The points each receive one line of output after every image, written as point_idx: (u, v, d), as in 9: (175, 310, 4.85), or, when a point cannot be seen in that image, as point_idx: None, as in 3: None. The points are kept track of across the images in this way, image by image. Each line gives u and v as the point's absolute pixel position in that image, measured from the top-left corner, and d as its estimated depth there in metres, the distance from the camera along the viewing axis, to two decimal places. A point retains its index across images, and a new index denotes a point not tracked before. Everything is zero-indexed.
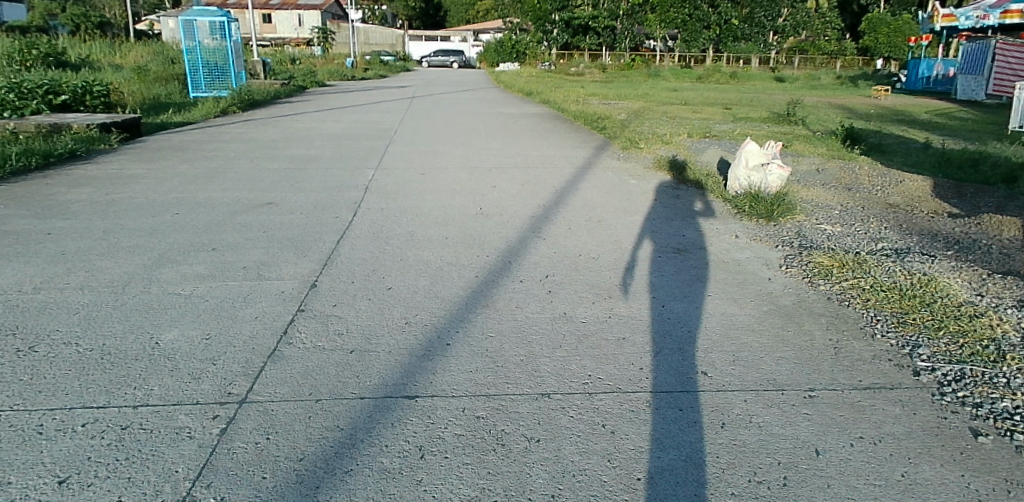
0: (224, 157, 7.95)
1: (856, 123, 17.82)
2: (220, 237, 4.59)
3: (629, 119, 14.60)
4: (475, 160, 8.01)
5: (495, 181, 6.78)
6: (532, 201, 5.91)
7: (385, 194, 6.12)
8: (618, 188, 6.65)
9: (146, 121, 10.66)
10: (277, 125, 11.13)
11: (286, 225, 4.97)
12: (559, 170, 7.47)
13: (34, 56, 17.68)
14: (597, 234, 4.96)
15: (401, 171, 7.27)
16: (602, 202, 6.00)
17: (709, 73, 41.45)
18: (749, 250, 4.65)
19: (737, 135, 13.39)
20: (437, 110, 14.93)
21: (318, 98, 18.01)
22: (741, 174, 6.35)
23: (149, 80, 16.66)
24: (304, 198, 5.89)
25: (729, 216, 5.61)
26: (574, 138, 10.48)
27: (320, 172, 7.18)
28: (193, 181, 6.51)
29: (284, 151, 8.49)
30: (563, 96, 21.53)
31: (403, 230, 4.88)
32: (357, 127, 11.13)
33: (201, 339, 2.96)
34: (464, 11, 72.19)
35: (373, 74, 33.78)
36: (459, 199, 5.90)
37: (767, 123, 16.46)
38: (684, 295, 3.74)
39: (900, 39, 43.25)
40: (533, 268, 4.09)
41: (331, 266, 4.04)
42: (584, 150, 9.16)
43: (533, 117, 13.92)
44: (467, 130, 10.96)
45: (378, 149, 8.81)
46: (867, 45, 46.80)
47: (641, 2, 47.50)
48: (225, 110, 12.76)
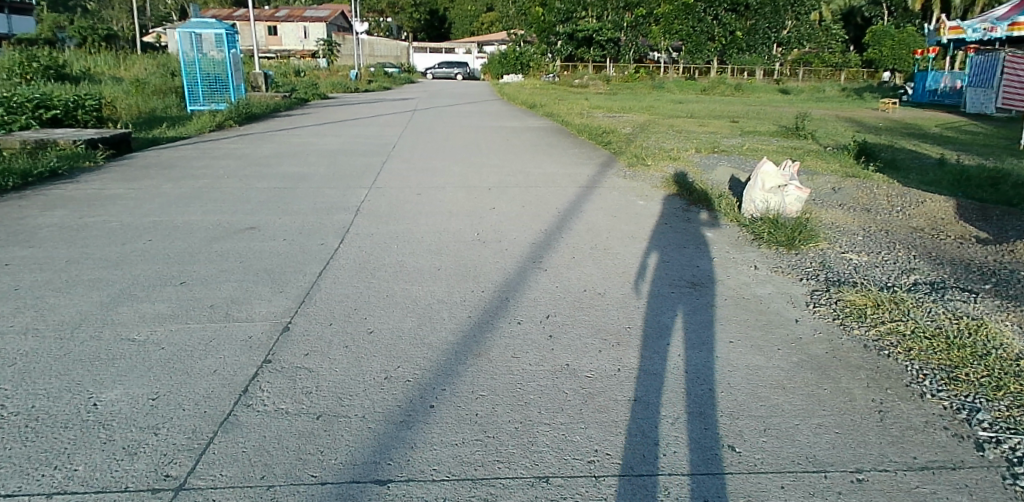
0: (213, 175, 7.61)
1: (867, 137, 17.40)
2: (192, 268, 4.21)
3: (634, 133, 14.24)
4: (475, 178, 7.64)
5: (494, 202, 6.42)
6: (533, 225, 5.53)
7: (377, 216, 5.76)
8: (624, 210, 6.27)
9: (137, 136, 10.37)
10: (273, 140, 10.81)
11: (266, 254, 4.59)
12: (562, 190, 7.10)
13: (34, 68, 17.56)
14: (603, 264, 4.56)
15: (395, 190, 6.91)
16: (608, 227, 5.62)
17: (714, 85, 41.16)
18: (771, 284, 4.24)
19: (747, 149, 13.00)
20: (438, 124, 14.61)
21: (318, 111, 17.75)
22: (757, 196, 5.94)
23: (147, 94, 16.43)
24: (289, 222, 5.53)
25: (745, 243, 5.20)
26: (578, 154, 10.10)
27: (310, 191, 6.81)
28: (174, 203, 6.16)
29: (276, 169, 8.15)
30: (567, 108, 21.23)
31: (393, 259, 4.50)
32: (355, 142, 10.80)
33: (147, 402, 2.56)
34: (468, 23, 72.39)
35: (376, 86, 33.69)
36: (455, 223, 5.52)
37: (776, 136, 16.06)
38: (700, 341, 3.32)
39: (905, 51, 42.89)
40: (532, 307, 3.69)
41: (310, 303, 3.65)
42: (588, 167, 8.78)
43: (536, 131, 13.57)
44: (467, 145, 10.62)
45: (374, 166, 8.45)
46: (872, 57, 46.50)
47: (645, 13, 47.20)
48: (221, 124, 12.46)
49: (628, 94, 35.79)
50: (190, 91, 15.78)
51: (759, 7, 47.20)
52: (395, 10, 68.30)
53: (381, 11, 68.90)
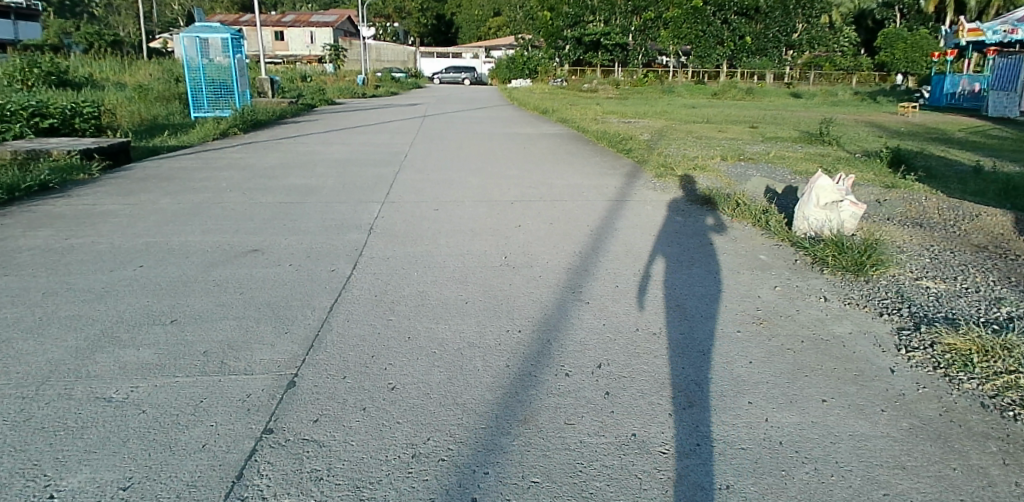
0: (215, 188, 7.14)
1: (892, 143, 16.75)
2: (189, 301, 3.72)
3: (654, 140, 13.69)
4: (495, 190, 7.13)
5: (518, 217, 5.93)
6: (565, 246, 4.99)
7: (393, 237, 5.23)
8: (661, 228, 5.74)
9: (137, 145, 9.93)
10: (279, 149, 10.33)
11: (271, 283, 4.08)
12: (591, 204, 6.57)
13: (36, 75, 17.27)
14: (651, 295, 4.01)
15: (411, 205, 6.41)
16: (647, 247, 5.09)
17: (725, 89, 40.61)
18: (848, 321, 3.68)
19: (773, 157, 12.40)
20: (450, 131, 14.11)
21: (326, 118, 17.30)
22: (810, 213, 5.39)
23: (151, 100, 16.02)
24: (298, 243, 5.02)
25: (804, 269, 4.63)
26: (600, 163, 9.55)
27: (320, 206, 6.33)
28: (173, 219, 5.68)
29: (284, 180, 7.68)
30: (579, 113, 20.70)
31: (413, 290, 3.97)
32: (365, 151, 10.30)
33: (116, 495, 2.03)
34: (475, 28, 72.13)
35: (384, 91, 33.33)
36: (478, 244, 4.98)
37: (799, 142, 15.44)
38: (785, 398, 2.77)
39: (918, 54, 42.14)
40: (579, 353, 3.14)
41: (319, 350, 3.12)
42: (613, 178, 8.23)
43: (552, 138, 13.04)
44: (482, 154, 10.11)
45: (387, 177, 7.95)
46: (884, 60, 45.82)
47: (654, 17, 46.98)
48: (225, 131, 12.01)
49: (639, 98, 35.26)
50: (193, 97, 15.41)
51: (769, 10, 46.45)
52: (402, 15, 68.10)
53: (388, 16, 68.60)
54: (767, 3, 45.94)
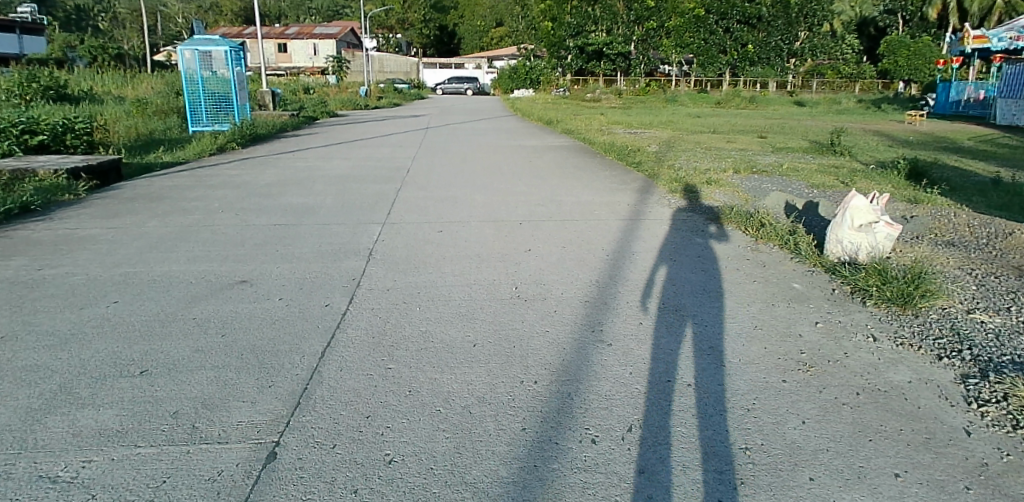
0: (207, 208, 6.78)
1: (905, 152, 16.32)
2: (163, 346, 3.32)
3: (662, 152, 13.33)
4: (503, 209, 6.74)
5: (528, 240, 5.55)
6: (581, 274, 4.59)
7: (394, 264, 4.84)
8: (682, 251, 5.33)
9: (130, 162, 9.61)
10: (277, 165, 9.99)
11: (257, 321, 3.67)
12: (604, 224, 6.17)
13: (34, 89, 17.07)
14: (679, 334, 3.60)
15: (414, 227, 6.03)
16: (668, 275, 4.69)
17: (729, 98, 40.35)
18: (905, 368, 3.27)
19: (786, 169, 12.00)
20: (453, 143, 13.76)
21: (327, 130, 16.99)
22: (844, 235, 4.94)
23: (149, 114, 15.76)
24: (291, 272, 4.63)
25: (844, 301, 4.22)
26: (609, 178, 9.17)
27: (317, 228, 5.95)
28: (158, 245, 5.31)
29: (281, 199, 7.33)
30: (584, 124, 20.40)
31: (415, 330, 3.56)
32: (365, 167, 9.95)
33: None
34: (477, 38, 72.28)
35: (386, 102, 33.15)
36: (486, 272, 4.59)
37: (810, 153, 15.04)
38: (850, 472, 2.35)
39: (922, 62, 41.84)
40: (606, 412, 2.72)
41: (305, 410, 2.71)
42: (625, 194, 7.85)
43: (558, 150, 12.66)
44: (487, 168, 9.75)
45: (388, 195, 7.58)
46: (887, 68, 45.54)
47: (656, 26, 46.65)
48: (222, 146, 11.68)
49: (643, 108, 34.97)
50: (192, 111, 15.10)
51: (771, 19, 46.04)
52: (404, 26, 68.41)
53: (391, 27, 68.74)
54: (769, 12, 45.40)
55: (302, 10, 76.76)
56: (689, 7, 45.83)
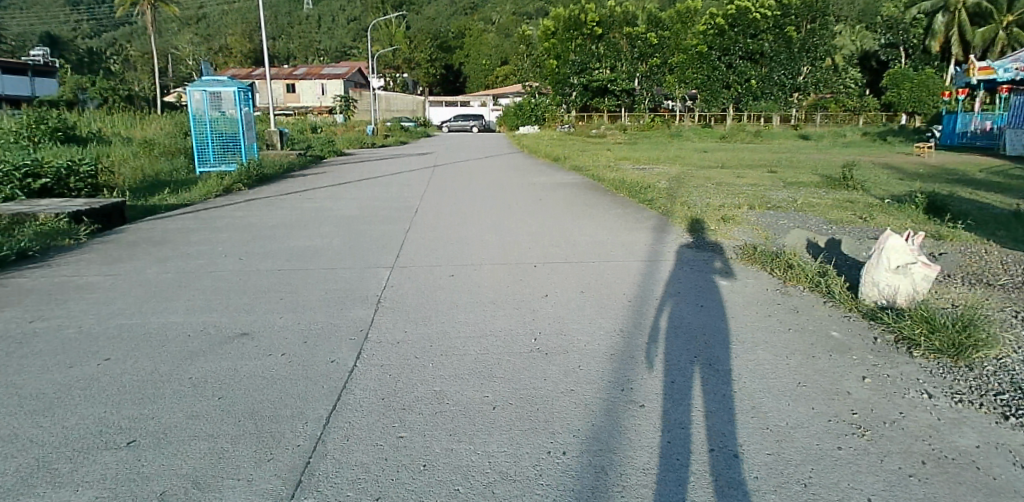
0: (210, 252, 6.58)
1: (919, 185, 16.09)
2: (156, 412, 3.04)
3: (673, 187, 13.16)
4: (515, 251, 6.50)
5: (544, 283, 5.29)
6: (602, 323, 4.31)
7: (403, 312, 4.56)
8: (706, 295, 5.05)
9: (134, 204, 9.49)
10: (283, 206, 9.84)
11: (258, 381, 3.39)
12: (621, 267, 5.92)
13: (42, 131, 17.27)
14: (716, 392, 3.30)
15: (424, 270, 5.79)
16: (695, 322, 4.40)
17: (733, 133, 40.53)
18: (972, 431, 2.93)
19: (801, 203, 11.77)
20: (461, 181, 13.64)
21: (334, 169, 16.96)
22: (881, 277, 4.65)
23: (157, 155, 15.79)
24: (294, 323, 4.36)
25: (890, 352, 3.87)
26: (622, 216, 8.95)
27: (322, 273, 5.71)
28: (156, 293, 5.08)
29: (286, 241, 7.12)
30: (592, 160, 20.35)
31: (428, 390, 3.26)
32: (373, 207, 9.78)
33: None
34: (483, 77, 73.54)
35: (393, 140, 33.44)
36: (502, 321, 4.32)
37: (823, 187, 14.83)
38: None
39: (925, 94, 42.10)
40: (645, 489, 2.41)
41: (307, 490, 2.39)
42: (640, 233, 7.61)
43: (567, 187, 12.50)
44: (497, 206, 9.56)
45: (396, 236, 7.38)
46: (891, 100, 45.76)
47: (660, 63, 47.47)
48: (228, 187, 11.58)
49: (649, 143, 35.11)
50: (199, 151, 15.10)
51: (774, 54, 46.67)
52: (411, 66, 69.69)
53: (397, 66, 69.95)
54: (771, 47, 46.43)
55: (310, 51, 78.46)
56: (692, 44, 46.51)
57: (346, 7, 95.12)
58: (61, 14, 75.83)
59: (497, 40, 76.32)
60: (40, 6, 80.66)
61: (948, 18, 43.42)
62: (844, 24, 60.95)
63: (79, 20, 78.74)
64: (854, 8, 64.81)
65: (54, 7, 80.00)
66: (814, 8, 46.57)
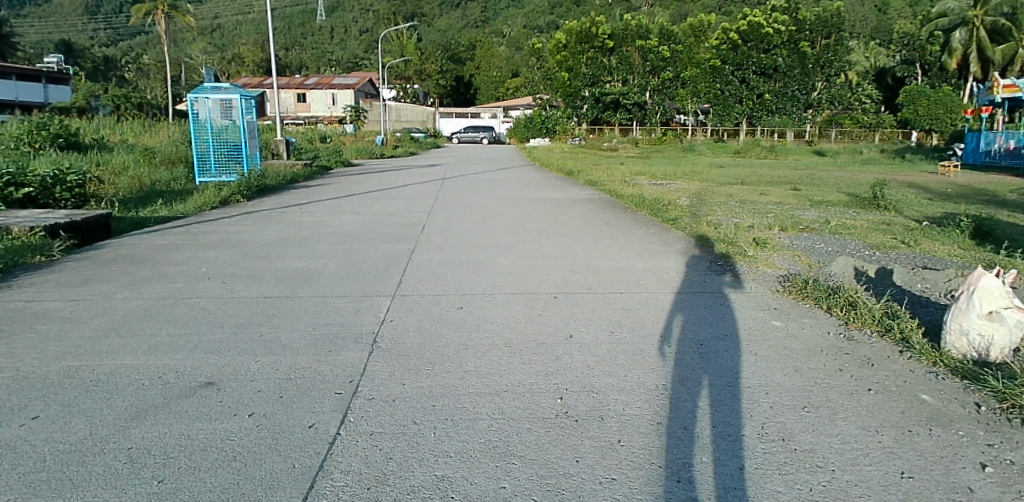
0: (192, 273, 5.93)
1: (954, 207, 15.24)
2: (73, 500, 2.31)
3: (695, 206, 12.45)
4: (532, 279, 5.78)
5: (569, 320, 4.58)
6: (641, 377, 3.57)
7: (403, 356, 3.83)
8: (757, 339, 4.29)
9: (121, 217, 8.88)
10: (281, 221, 9.20)
11: (212, 455, 2.66)
12: (652, 301, 5.18)
13: (44, 137, 16.94)
14: (800, 484, 2.52)
15: (430, 301, 5.06)
16: (753, 376, 3.66)
17: (747, 148, 39.91)
18: None
19: (835, 226, 11.01)
20: (471, 195, 12.98)
21: (340, 181, 16.35)
22: (972, 325, 3.85)
23: (157, 164, 15.27)
24: (272, 370, 3.64)
25: (1004, 425, 3.09)
26: (645, 237, 8.24)
27: (312, 302, 5.01)
28: (119, 324, 4.40)
29: (278, 263, 6.43)
30: (606, 174, 19.65)
31: (428, 477, 2.51)
32: (377, 223, 9.11)
33: None
34: (494, 88, 73.35)
35: (403, 151, 32.95)
36: (521, 373, 3.58)
37: (853, 208, 14.06)
38: None
39: (942, 112, 41.44)
40: None
41: None
42: (669, 258, 6.89)
43: (584, 203, 11.79)
44: (510, 225, 8.85)
45: (400, 258, 6.69)
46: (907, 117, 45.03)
47: (672, 77, 46.91)
48: (225, 199, 10.96)
49: (663, 158, 34.42)
50: (201, 162, 14.53)
51: (787, 69, 46.13)
52: (422, 76, 69.51)
53: (408, 77, 69.87)
54: (785, 62, 45.74)
55: (322, 61, 78.64)
56: (705, 58, 45.98)
57: (358, 19, 95.56)
58: (79, 23, 76.76)
59: (508, 53, 76.27)
60: (58, 15, 81.61)
61: (966, 34, 42.00)
62: (858, 41, 60.24)
63: (95, 29, 79.50)
64: (866, 27, 64.18)
65: (71, 15, 80.84)
66: (828, 24, 45.89)
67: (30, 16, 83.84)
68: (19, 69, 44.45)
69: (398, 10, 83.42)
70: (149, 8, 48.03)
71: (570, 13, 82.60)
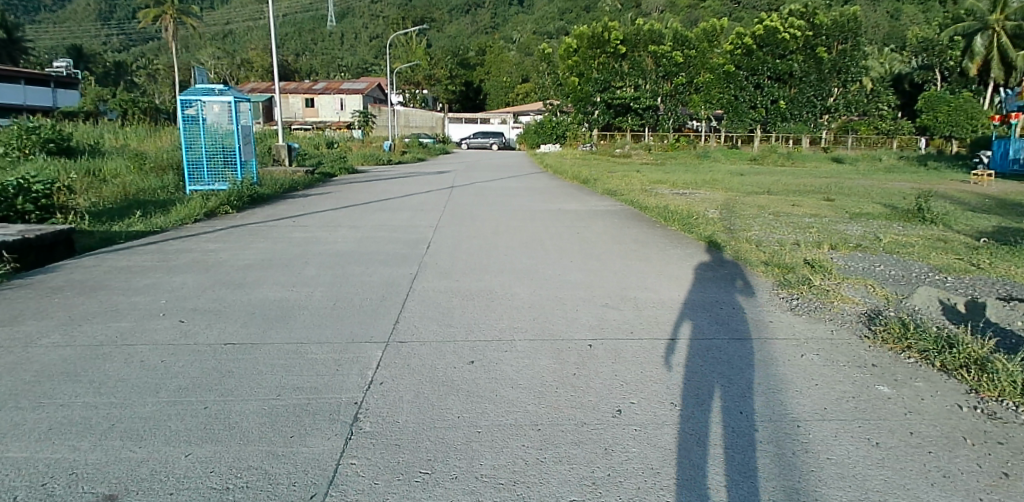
0: (144, 306, 4.91)
1: (1002, 220, 14.06)
2: None
3: (727, 219, 11.40)
4: (560, 317, 4.73)
5: (613, 385, 3.48)
6: (733, 493, 2.45)
7: (393, 448, 2.74)
8: (870, 419, 3.18)
9: (88, 232, 7.88)
10: (269, 236, 8.19)
11: None
12: (712, 353, 4.09)
13: (33, 141, 16.17)
14: None
15: (433, 351, 3.98)
16: (889, 489, 2.52)
17: (764, 154, 38.69)
18: None
19: (887, 243, 9.91)
20: (482, 207, 11.95)
21: (342, 189, 15.39)
22: None
23: (146, 171, 14.35)
24: (202, 471, 2.53)
25: None
26: (683, 260, 7.18)
27: (280, 352, 3.95)
28: (23, 388, 3.34)
29: (252, 293, 5.39)
30: (624, 182, 18.69)
31: None
32: (377, 239, 8.11)
33: None
34: (504, 93, 72.31)
35: (410, 157, 32.06)
36: (560, 486, 2.46)
37: (897, 223, 12.94)
38: None
39: (963, 118, 40.31)
40: None
41: None
42: (716, 289, 5.82)
43: (606, 217, 10.72)
44: (527, 243, 7.80)
45: (401, 286, 5.68)
46: (925, 124, 43.98)
47: (685, 82, 45.93)
48: (210, 211, 9.95)
49: (679, 165, 33.48)
50: (192, 171, 13.57)
51: (803, 75, 44.91)
52: (431, 82, 68.67)
53: (418, 83, 69.15)
54: (801, 67, 44.51)
55: (332, 67, 78.23)
56: (719, 63, 44.89)
57: (368, 25, 95.10)
58: (92, 29, 76.81)
59: (517, 58, 75.33)
60: (70, 21, 81.63)
61: (988, 38, 40.27)
62: (874, 46, 58.86)
63: (108, 35, 79.51)
64: (878, 33, 62.63)
65: (84, 21, 80.77)
66: (846, 29, 44.34)
67: (44, 21, 83.87)
68: (28, 74, 43.88)
69: (407, 16, 82.81)
70: (157, 12, 47.22)
71: (581, 19, 81.73)
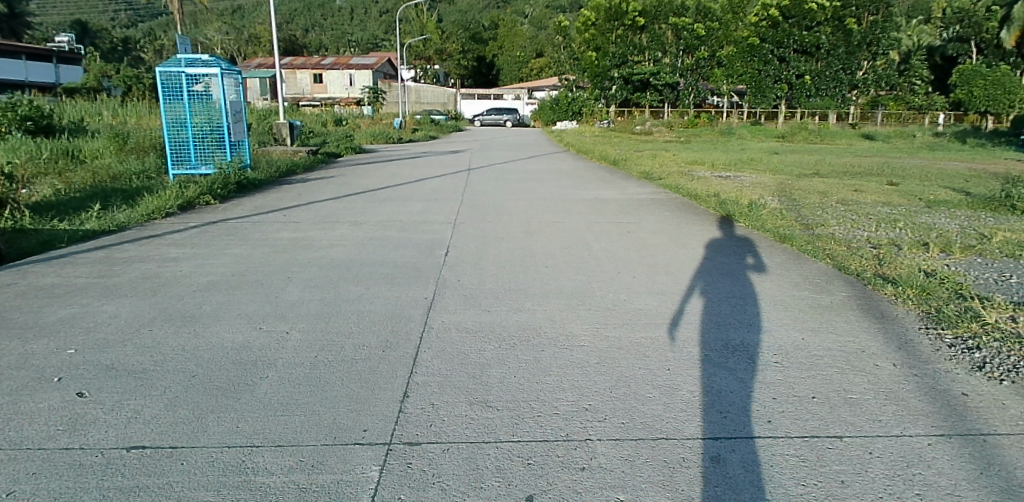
0: (39, 361, 3.38)
1: None
2: None
3: (794, 210, 9.64)
4: (655, 391, 3.11)
5: None
6: None
7: None
8: None
9: (27, 234, 6.37)
10: (247, 237, 6.64)
11: None
12: (917, 474, 2.48)
13: (8, 118, 14.70)
14: None
15: (465, 472, 2.40)
16: None
17: (793, 131, 36.31)
18: None
19: (998, 242, 8.10)
20: (505, 196, 10.30)
21: (345, 173, 13.77)
22: None
23: (127, 153, 12.86)
24: None
25: None
26: (777, 275, 5.49)
27: (209, 471, 2.39)
28: None
29: (201, 335, 3.83)
30: (658, 164, 16.89)
31: None
32: (381, 242, 6.53)
33: None
34: (517, 69, 69.59)
35: (422, 135, 30.37)
36: None
37: (986, 213, 11.01)
38: None
39: (1000, 92, 36.74)
40: None
41: None
42: (852, 329, 4.15)
43: (655, 208, 9.01)
44: (570, 250, 6.18)
45: (413, 323, 4.09)
46: (959, 98, 40.98)
47: (707, 56, 43.63)
48: (186, 202, 8.41)
49: (704, 143, 31.33)
50: (174, 154, 11.94)
51: (831, 47, 42.15)
52: (442, 56, 66.35)
53: (429, 57, 67.02)
54: (829, 40, 41.65)
55: (342, 43, 76.40)
56: (743, 35, 42.22)
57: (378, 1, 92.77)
58: (101, 5, 75.54)
59: (531, 32, 72.68)
60: None
61: None
62: (906, 16, 55.53)
63: (116, 11, 77.96)
64: (906, 3, 59.32)
65: None
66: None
67: None
68: (29, 49, 42.52)
69: None
70: None
71: None
